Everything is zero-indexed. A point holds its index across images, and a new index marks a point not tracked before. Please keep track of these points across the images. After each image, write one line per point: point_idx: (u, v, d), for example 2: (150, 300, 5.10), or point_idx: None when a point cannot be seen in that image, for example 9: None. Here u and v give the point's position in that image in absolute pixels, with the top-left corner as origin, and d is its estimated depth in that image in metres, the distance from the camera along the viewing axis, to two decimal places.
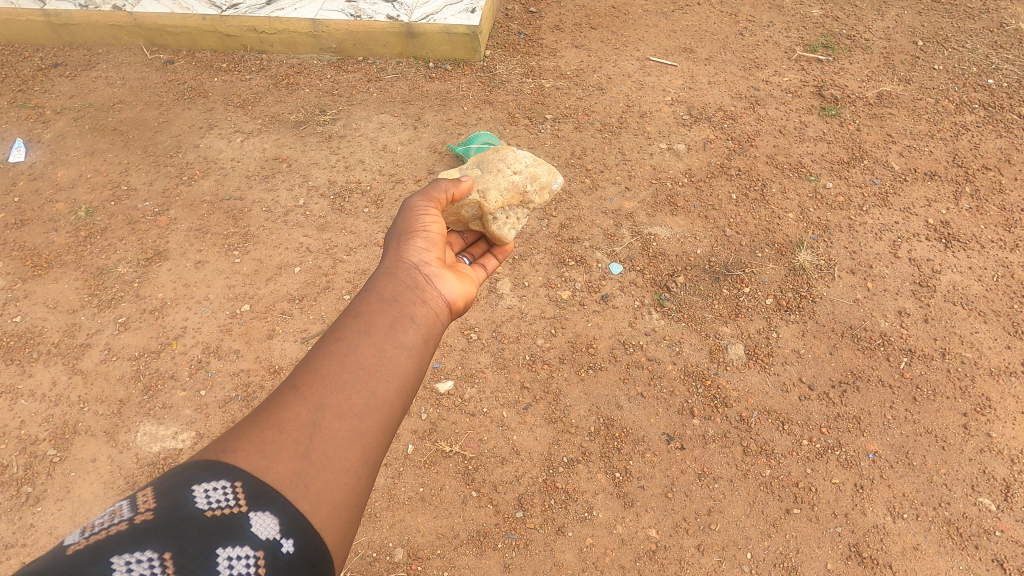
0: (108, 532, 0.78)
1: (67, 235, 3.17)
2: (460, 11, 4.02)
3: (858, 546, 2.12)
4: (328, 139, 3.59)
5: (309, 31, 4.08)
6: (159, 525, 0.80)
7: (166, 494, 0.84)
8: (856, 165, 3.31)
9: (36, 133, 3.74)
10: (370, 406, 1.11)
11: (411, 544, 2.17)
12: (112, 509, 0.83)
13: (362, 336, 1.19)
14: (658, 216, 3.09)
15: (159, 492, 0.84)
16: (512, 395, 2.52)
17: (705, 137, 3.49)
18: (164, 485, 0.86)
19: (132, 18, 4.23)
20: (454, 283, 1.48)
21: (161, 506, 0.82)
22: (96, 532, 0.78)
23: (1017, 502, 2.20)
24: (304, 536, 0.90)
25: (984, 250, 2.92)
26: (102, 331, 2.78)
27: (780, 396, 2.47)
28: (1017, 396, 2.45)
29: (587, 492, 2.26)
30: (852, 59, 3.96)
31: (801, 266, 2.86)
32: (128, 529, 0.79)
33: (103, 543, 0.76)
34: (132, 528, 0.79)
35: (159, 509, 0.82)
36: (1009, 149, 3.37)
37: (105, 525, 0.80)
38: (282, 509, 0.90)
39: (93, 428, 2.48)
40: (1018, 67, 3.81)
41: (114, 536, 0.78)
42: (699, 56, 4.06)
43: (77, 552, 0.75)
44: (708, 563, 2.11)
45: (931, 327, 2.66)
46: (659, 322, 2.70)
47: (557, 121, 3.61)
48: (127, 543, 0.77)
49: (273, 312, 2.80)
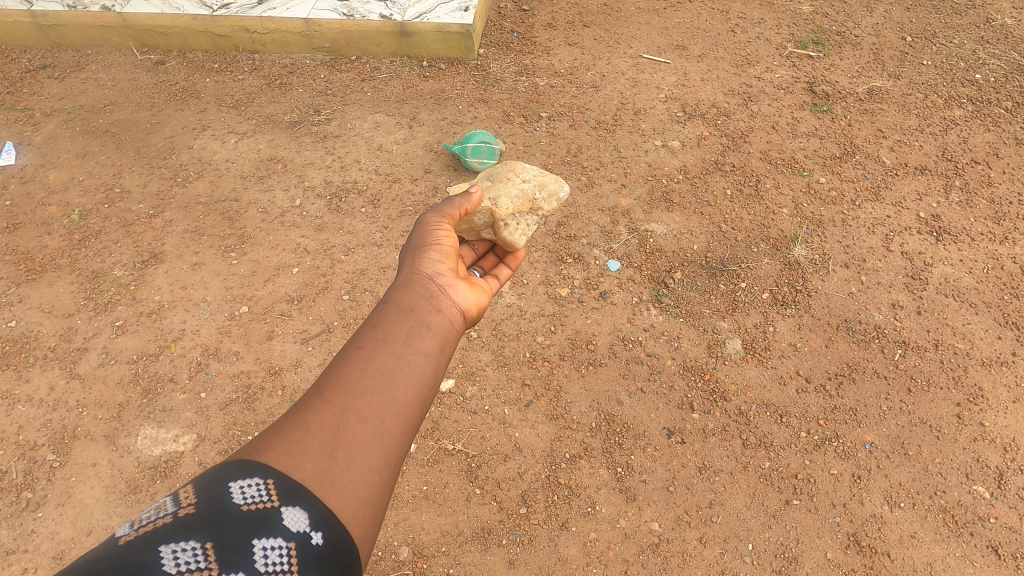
0: (155, 523, 0.81)
1: (61, 238, 3.14)
2: (454, 10, 4.02)
3: (856, 536, 2.16)
4: (323, 139, 3.58)
5: (302, 30, 4.06)
6: (201, 517, 0.83)
7: (207, 490, 0.87)
8: (848, 160, 3.36)
9: (26, 135, 3.70)
10: (390, 409, 1.12)
11: (416, 543, 2.18)
12: (157, 505, 0.86)
13: (381, 343, 1.20)
14: (655, 213, 3.12)
15: (199, 489, 0.87)
16: (513, 393, 2.53)
17: (699, 134, 3.52)
18: (204, 482, 0.88)
19: (121, 18, 4.19)
20: (467, 292, 1.49)
21: (202, 501, 0.85)
22: (145, 524, 0.82)
23: (1010, 489, 2.25)
24: (332, 531, 0.92)
25: (975, 243, 2.97)
26: (99, 335, 2.76)
27: (778, 388, 2.51)
28: (1008, 386, 2.50)
29: (589, 487, 2.29)
30: (844, 55, 4.01)
31: (796, 260, 2.90)
32: (173, 521, 0.82)
33: (151, 534, 0.80)
34: (177, 520, 0.82)
35: (200, 503, 0.85)
36: (998, 143, 3.42)
37: (152, 518, 0.83)
38: (311, 504, 0.92)
39: (93, 432, 2.47)
40: (1005, 62, 3.87)
41: (161, 528, 0.81)
42: (692, 54, 4.09)
43: (128, 542, 0.78)
44: (710, 554, 2.13)
45: (924, 319, 2.70)
46: (658, 318, 2.72)
47: (552, 119, 3.62)
48: (172, 534, 0.80)
49: (272, 313, 2.80)
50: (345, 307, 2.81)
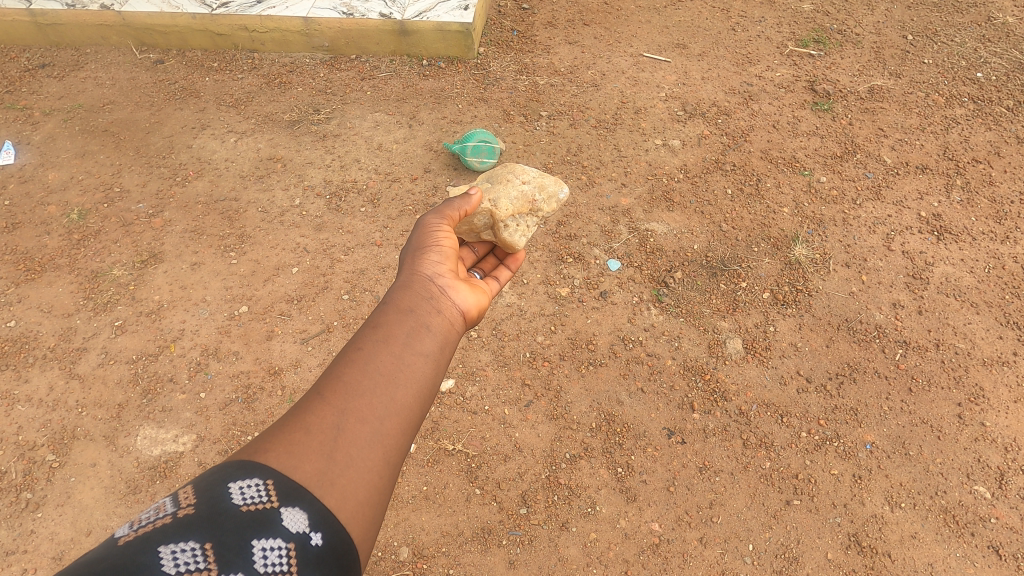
0: (155, 524, 0.81)
1: (60, 238, 3.14)
2: (454, 9, 4.00)
3: (857, 536, 2.15)
4: (323, 138, 3.57)
5: (301, 29, 4.05)
6: (201, 517, 0.82)
7: (206, 490, 0.86)
8: (849, 160, 3.35)
9: (25, 135, 3.70)
10: (390, 410, 1.11)
11: (416, 543, 2.18)
12: (156, 505, 0.86)
13: (381, 344, 1.20)
14: (656, 212, 3.11)
15: (199, 489, 0.86)
16: (513, 393, 2.53)
17: (700, 133, 3.51)
18: (204, 483, 0.88)
19: (121, 17, 4.18)
20: (467, 293, 1.48)
21: (201, 501, 0.84)
22: (144, 524, 0.81)
23: (1011, 489, 2.25)
24: (332, 532, 0.92)
25: (976, 242, 2.96)
26: (98, 335, 2.76)
27: (778, 388, 2.50)
28: (1009, 386, 2.49)
29: (589, 487, 2.28)
30: (844, 53, 3.99)
31: (797, 260, 2.89)
32: (172, 522, 0.81)
33: (151, 534, 0.79)
34: (176, 521, 0.81)
35: (200, 504, 0.84)
36: (999, 141, 3.41)
37: (151, 518, 0.82)
38: (310, 505, 0.92)
39: (93, 432, 2.47)
40: (1007, 61, 3.86)
41: (160, 528, 0.80)
42: (692, 52, 4.07)
43: (127, 543, 0.78)
44: (711, 555, 2.13)
45: (925, 319, 2.70)
46: (658, 318, 2.72)
47: (553, 118, 3.61)
48: (172, 534, 0.79)
49: (272, 313, 2.79)
50: (345, 307, 2.81)
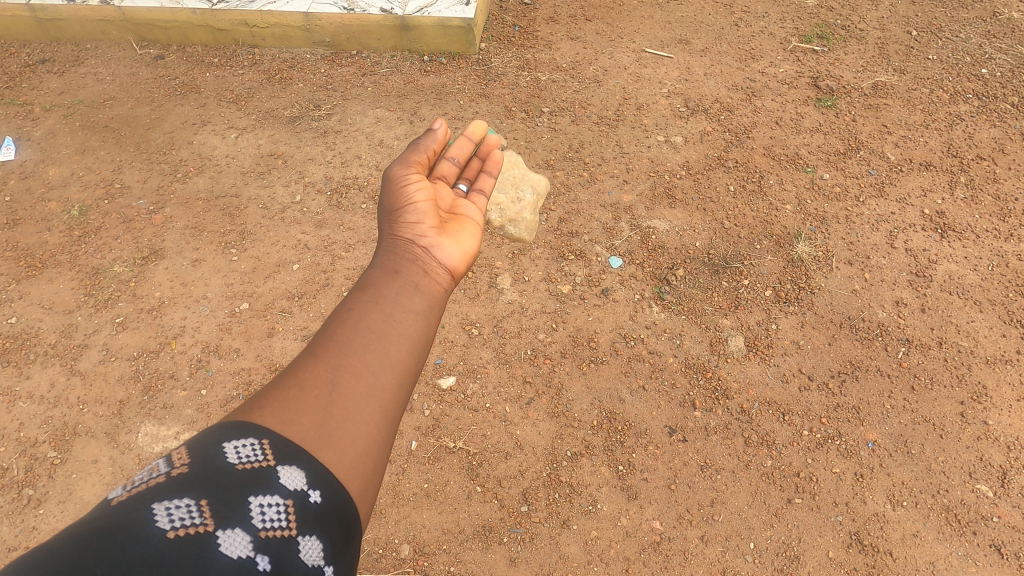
0: (148, 484, 0.80)
1: (61, 235, 3.13)
2: (455, 4, 3.98)
3: (858, 534, 2.15)
4: (324, 134, 3.56)
5: (302, 24, 4.03)
6: (196, 475, 0.82)
7: (200, 450, 0.85)
8: (852, 156, 3.33)
9: (25, 130, 3.69)
10: (384, 365, 1.11)
11: (417, 541, 2.18)
12: (149, 466, 0.85)
13: (371, 304, 1.19)
14: (657, 209, 3.10)
15: (192, 450, 0.85)
16: (514, 390, 2.52)
17: (702, 129, 3.49)
18: (197, 443, 0.87)
19: (121, 12, 4.16)
20: (452, 246, 1.41)
21: (195, 461, 0.84)
22: (137, 484, 0.80)
23: (1013, 488, 2.24)
24: (330, 485, 0.92)
25: (979, 240, 2.95)
26: (99, 332, 2.75)
27: (780, 386, 2.49)
28: (1012, 384, 2.49)
29: (590, 485, 2.28)
30: (848, 49, 3.97)
31: (800, 257, 2.88)
32: (166, 481, 0.80)
33: (144, 492, 0.78)
34: (170, 480, 0.81)
35: (194, 463, 0.83)
36: (1003, 138, 3.39)
37: (144, 479, 0.81)
38: (307, 462, 0.91)
39: (94, 429, 2.47)
40: (1012, 57, 3.84)
41: (153, 487, 0.79)
42: (695, 48, 4.05)
43: (120, 502, 0.77)
44: (711, 553, 2.13)
45: (928, 317, 2.69)
46: (660, 316, 2.71)
47: (554, 114, 3.60)
48: (166, 492, 0.79)
49: (273, 310, 2.79)
50: None
